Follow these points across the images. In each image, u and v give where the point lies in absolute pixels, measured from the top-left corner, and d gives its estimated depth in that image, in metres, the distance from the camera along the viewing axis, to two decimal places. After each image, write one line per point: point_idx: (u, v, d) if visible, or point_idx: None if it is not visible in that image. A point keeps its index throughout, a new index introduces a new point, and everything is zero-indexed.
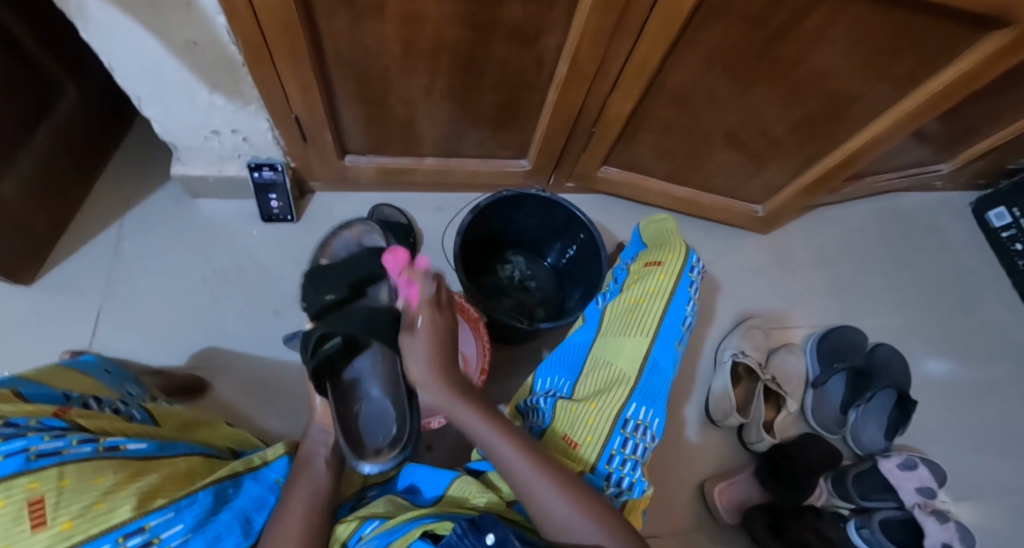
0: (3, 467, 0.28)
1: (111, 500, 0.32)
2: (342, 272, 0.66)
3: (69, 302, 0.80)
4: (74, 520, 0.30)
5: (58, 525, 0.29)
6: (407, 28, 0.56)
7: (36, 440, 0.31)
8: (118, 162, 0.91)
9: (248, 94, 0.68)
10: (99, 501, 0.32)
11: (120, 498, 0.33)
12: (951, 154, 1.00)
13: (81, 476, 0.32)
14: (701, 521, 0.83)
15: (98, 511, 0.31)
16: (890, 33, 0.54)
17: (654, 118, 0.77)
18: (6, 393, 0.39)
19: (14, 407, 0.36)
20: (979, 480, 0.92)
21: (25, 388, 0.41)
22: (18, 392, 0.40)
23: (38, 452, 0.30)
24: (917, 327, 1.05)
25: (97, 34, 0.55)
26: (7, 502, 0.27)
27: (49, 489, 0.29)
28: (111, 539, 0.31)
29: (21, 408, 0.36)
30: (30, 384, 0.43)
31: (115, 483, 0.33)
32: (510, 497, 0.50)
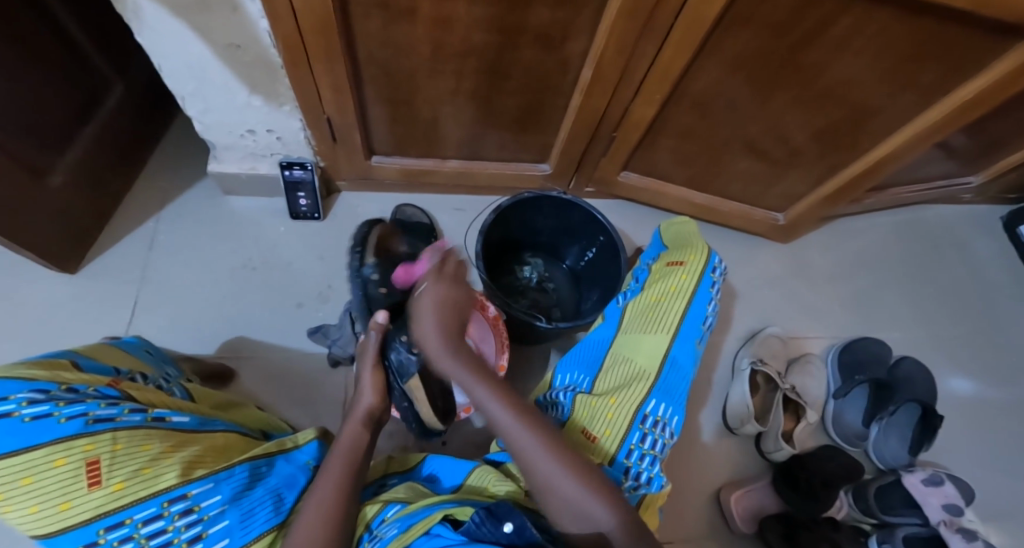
0: (65, 430, 0.32)
1: (159, 466, 0.36)
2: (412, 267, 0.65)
3: (107, 290, 0.83)
4: (125, 482, 0.34)
5: (112, 485, 0.33)
6: (437, 31, 0.58)
7: (94, 406, 0.35)
8: (156, 158, 0.95)
9: (283, 95, 0.70)
10: (147, 466, 0.35)
11: (167, 465, 0.36)
12: (978, 167, 0.99)
13: (132, 442, 0.35)
14: (716, 529, 0.82)
15: (146, 475, 0.35)
16: (916, 41, 0.54)
17: (676, 124, 0.78)
18: (65, 362, 0.42)
19: (74, 375, 0.39)
20: (1007, 501, 0.89)
21: (81, 360, 0.44)
22: (75, 362, 0.43)
23: (94, 417, 0.34)
24: (942, 342, 1.03)
25: (148, 35, 0.59)
26: (67, 460, 0.32)
27: (103, 452, 0.33)
28: (156, 503, 0.34)
29: (79, 377, 0.39)
30: (83, 357, 0.45)
31: (162, 450, 0.37)
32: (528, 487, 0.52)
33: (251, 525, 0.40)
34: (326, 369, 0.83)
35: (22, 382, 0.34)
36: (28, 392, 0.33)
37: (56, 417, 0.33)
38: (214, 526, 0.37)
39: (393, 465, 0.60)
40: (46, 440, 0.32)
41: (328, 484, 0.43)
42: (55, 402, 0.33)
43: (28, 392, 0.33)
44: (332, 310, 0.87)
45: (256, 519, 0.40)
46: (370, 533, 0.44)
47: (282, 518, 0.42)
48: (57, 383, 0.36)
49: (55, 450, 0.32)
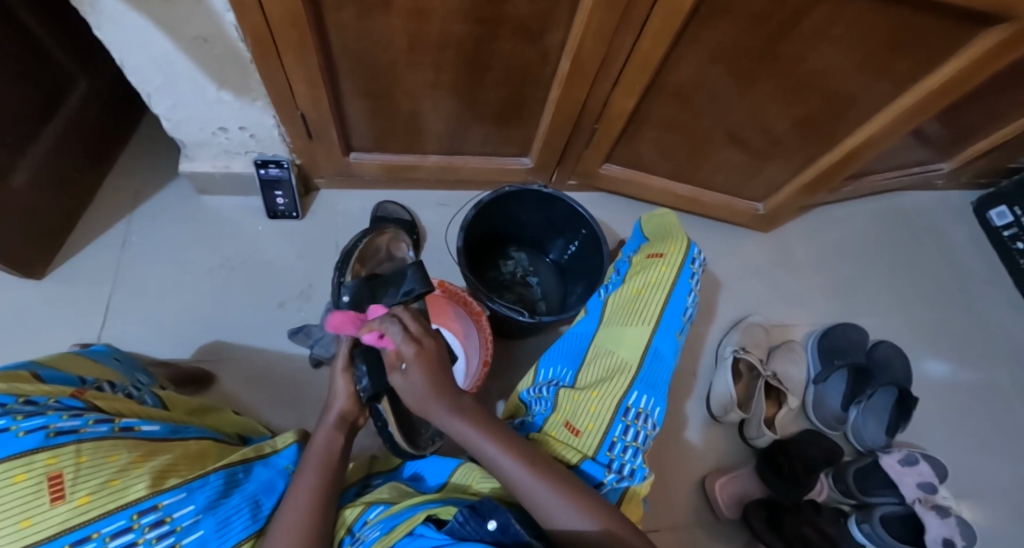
0: (24, 444, 0.31)
1: (127, 478, 0.35)
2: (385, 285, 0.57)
3: (77, 294, 0.81)
4: (91, 496, 0.32)
5: (77, 499, 0.31)
6: (413, 22, 0.57)
7: (55, 419, 0.34)
8: (126, 158, 0.92)
9: (255, 90, 0.69)
10: (114, 478, 0.34)
11: (136, 476, 0.35)
12: (951, 154, 1.01)
13: (97, 454, 0.34)
14: (702, 516, 0.83)
15: (114, 487, 0.33)
16: (888, 30, 0.55)
17: (656, 116, 0.78)
18: (25, 373, 0.41)
19: (34, 386, 0.38)
20: (980, 478, 0.92)
21: (42, 371, 0.43)
22: (36, 373, 0.42)
23: (56, 430, 0.33)
24: (918, 326, 1.05)
25: (109, 29, 0.57)
26: (27, 475, 0.30)
27: (66, 465, 0.32)
28: (125, 515, 0.33)
29: (41, 388, 0.38)
30: (46, 368, 0.44)
31: (130, 461, 0.36)
32: None
33: (227, 534, 0.39)
34: (309, 369, 0.82)
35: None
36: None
37: (14, 430, 0.31)
38: (187, 537, 0.36)
39: (376, 465, 0.61)
40: (3, 455, 0.30)
41: (308, 489, 0.43)
42: (12, 416, 0.32)
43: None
44: (314, 310, 0.85)
45: (232, 527, 0.39)
46: (353, 536, 0.44)
47: (259, 526, 0.42)
48: (14, 396, 0.35)
49: (14, 464, 0.30)
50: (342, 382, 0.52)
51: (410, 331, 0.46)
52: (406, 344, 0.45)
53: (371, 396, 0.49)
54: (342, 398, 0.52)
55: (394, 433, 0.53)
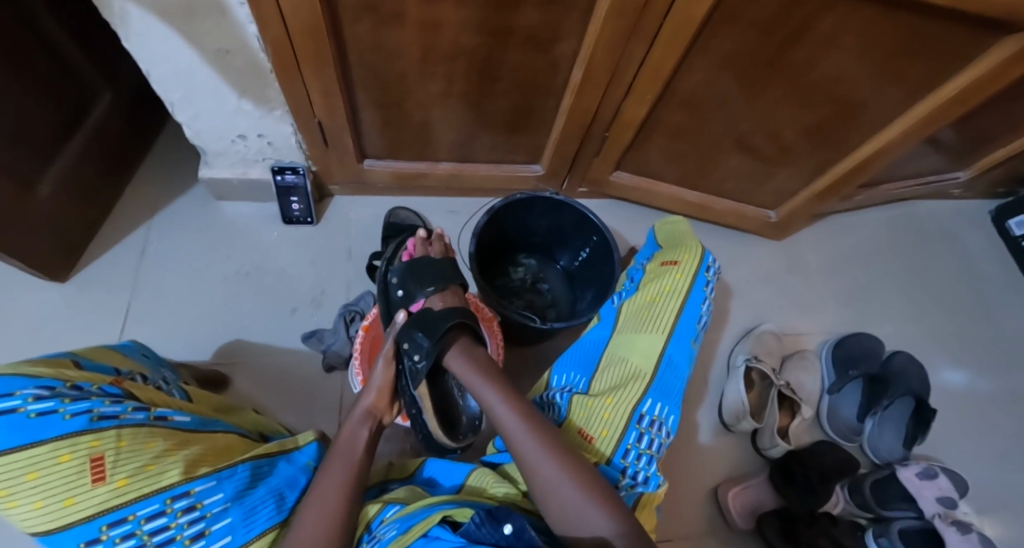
0: (70, 426, 0.35)
1: (162, 463, 0.39)
2: (439, 271, 0.62)
3: (97, 298, 0.82)
4: (128, 479, 0.36)
5: (116, 481, 0.36)
6: (426, 33, 0.58)
7: (98, 404, 0.38)
8: (147, 166, 0.94)
9: (274, 99, 0.70)
10: (151, 463, 0.38)
11: (170, 463, 0.39)
12: (966, 162, 1.00)
13: (136, 440, 0.38)
14: (715, 526, 0.82)
15: (150, 472, 0.37)
16: (901, 39, 0.55)
17: (667, 123, 0.78)
18: (67, 360, 0.44)
19: (77, 372, 0.42)
20: (1001, 493, 0.90)
21: (83, 360, 0.46)
22: (77, 362, 0.45)
23: (99, 414, 0.37)
24: (935, 336, 1.03)
25: (135, 41, 0.58)
26: (71, 456, 0.35)
27: (108, 448, 0.36)
28: (159, 500, 0.37)
29: (83, 374, 0.42)
30: (85, 358, 0.47)
31: (164, 449, 0.40)
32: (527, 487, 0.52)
33: (254, 522, 0.42)
34: (322, 373, 0.82)
35: (29, 379, 0.37)
36: (34, 389, 0.36)
37: (62, 413, 0.35)
38: (216, 523, 0.39)
39: (393, 471, 0.60)
40: (51, 436, 0.34)
41: (319, 500, 0.43)
42: (61, 399, 0.36)
43: (34, 388, 0.36)
44: (327, 314, 0.86)
45: (258, 517, 0.43)
46: (370, 533, 0.45)
47: (284, 516, 0.46)
48: (63, 380, 0.39)
49: (59, 446, 0.34)
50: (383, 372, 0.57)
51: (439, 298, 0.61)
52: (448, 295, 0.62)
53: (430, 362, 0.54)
54: (371, 394, 0.57)
55: (429, 422, 0.56)
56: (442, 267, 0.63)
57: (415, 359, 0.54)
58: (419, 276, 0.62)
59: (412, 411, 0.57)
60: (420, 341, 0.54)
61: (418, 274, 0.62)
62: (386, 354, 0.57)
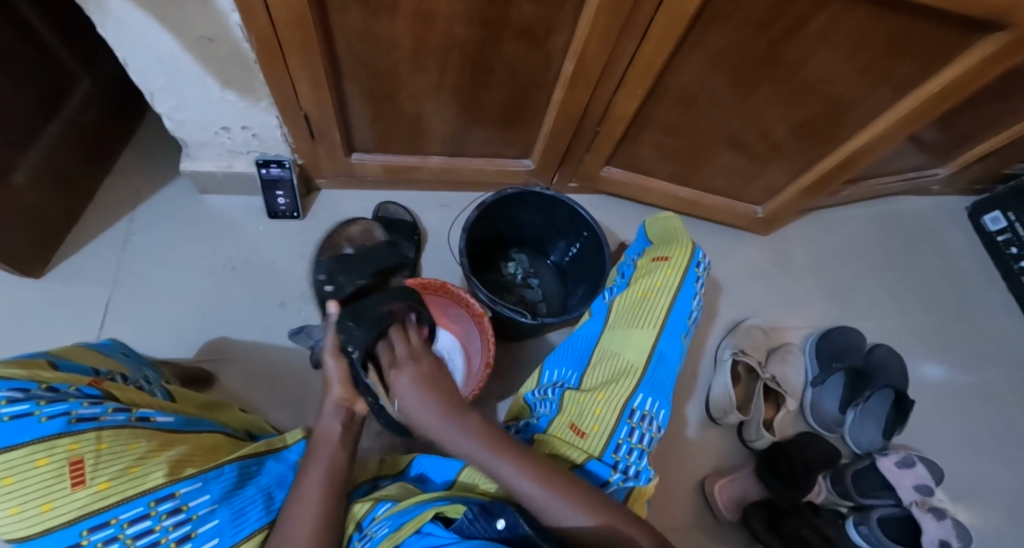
0: (47, 428, 0.34)
1: (145, 465, 0.38)
2: (368, 261, 0.61)
3: (76, 293, 0.80)
4: (111, 481, 0.35)
5: (97, 484, 0.35)
6: (417, 25, 0.57)
7: (77, 405, 0.37)
8: (127, 157, 0.92)
9: (259, 90, 0.68)
10: (134, 465, 0.37)
11: (154, 464, 0.38)
12: (947, 159, 1.02)
13: (118, 441, 0.37)
14: (701, 517, 0.84)
15: (133, 474, 0.37)
16: (887, 38, 0.55)
17: (658, 118, 0.78)
18: (42, 361, 0.43)
19: (54, 373, 0.41)
20: (975, 480, 0.93)
21: (58, 360, 0.45)
22: (53, 362, 0.44)
23: (78, 416, 0.36)
24: (914, 329, 1.06)
25: (113, 29, 0.56)
26: (49, 460, 0.34)
27: (88, 451, 0.35)
28: (143, 502, 0.36)
29: (60, 375, 0.41)
30: (61, 357, 0.46)
31: (148, 450, 0.39)
32: None
33: (243, 524, 0.42)
34: (311, 370, 0.81)
35: (1, 381, 0.36)
36: (7, 392, 0.35)
37: (37, 415, 0.35)
38: (203, 525, 0.39)
39: (384, 468, 0.59)
40: (27, 440, 0.34)
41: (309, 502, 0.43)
42: (36, 401, 0.35)
43: (8, 391, 0.35)
44: (315, 310, 0.85)
45: (247, 517, 0.43)
46: (361, 531, 0.45)
47: (271, 517, 0.45)
48: (38, 382, 0.38)
49: (36, 450, 0.33)
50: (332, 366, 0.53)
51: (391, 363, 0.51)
52: (406, 362, 0.51)
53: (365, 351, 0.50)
54: (336, 388, 0.54)
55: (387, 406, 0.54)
56: (371, 256, 0.62)
57: (349, 350, 0.50)
58: (344, 267, 0.59)
59: (368, 398, 0.54)
60: (354, 335, 0.50)
61: (345, 265, 0.59)
62: (330, 349, 0.53)
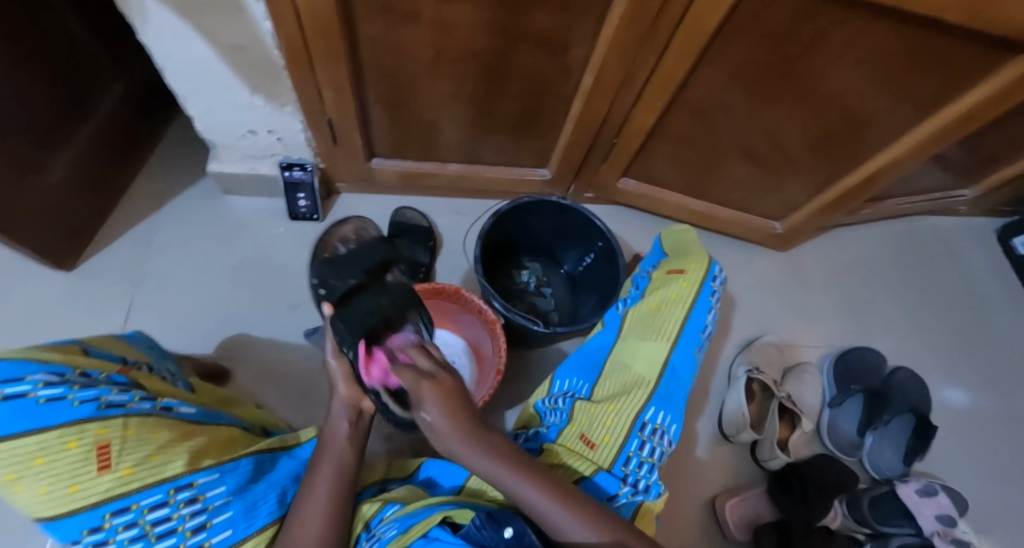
0: (79, 412, 0.35)
1: (166, 454, 0.39)
2: (355, 260, 0.63)
3: (103, 287, 0.83)
4: (133, 468, 0.37)
5: (121, 470, 0.36)
6: (439, 35, 0.58)
7: (106, 392, 0.38)
8: (157, 157, 0.95)
9: (285, 95, 0.71)
10: (156, 453, 0.38)
11: (174, 454, 0.39)
12: (974, 179, 1.00)
13: (142, 429, 0.38)
14: (711, 537, 0.82)
15: (154, 462, 0.38)
16: (913, 56, 0.55)
17: (676, 132, 0.78)
18: (75, 348, 0.44)
19: (85, 359, 0.42)
20: (1001, 513, 0.90)
21: (91, 348, 0.47)
22: (85, 349, 0.45)
23: (107, 402, 0.37)
24: (937, 352, 1.03)
25: (151, 35, 0.59)
26: (79, 443, 0.35)
27: (114, 436, 0.36)
28: (162, 490, 0.38)
29: (91, 362, 0.43)
30: (92, 345, 0.47)
31: (169, 439, 0.40)
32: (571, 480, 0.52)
33: (254, 517, 0.43)
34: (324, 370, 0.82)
35: (39, 364, 0.37)
36: (43, 374, 0.36)
37: (71, 399, 0.35)
38: (218, 516, 0.40)
39: (393, 470, 0.59)
40: (59, 422, 0.34)
41: (313, 507, 0.43)
42: (70, 386, 0.36)
43: (44, 374, 0.36)
44: None
45: (258, 512, 0.44)
46: (369, 532, 0.45)
47: (282, 512, 0.46)
48: (72, 367, 0.39)
49: (67, 432, 0.34)
50: (336, 365, 0.54)
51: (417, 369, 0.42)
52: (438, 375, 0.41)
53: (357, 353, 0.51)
54: (342, 387, 0.54)
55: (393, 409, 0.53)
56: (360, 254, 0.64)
57: (343, 350, 0.51)
58: (335, 269, 0.63)
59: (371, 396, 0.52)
60: (345, 337, 0.52)
61: (336, 267, 0.63)
62: (330, 351, 0.55)
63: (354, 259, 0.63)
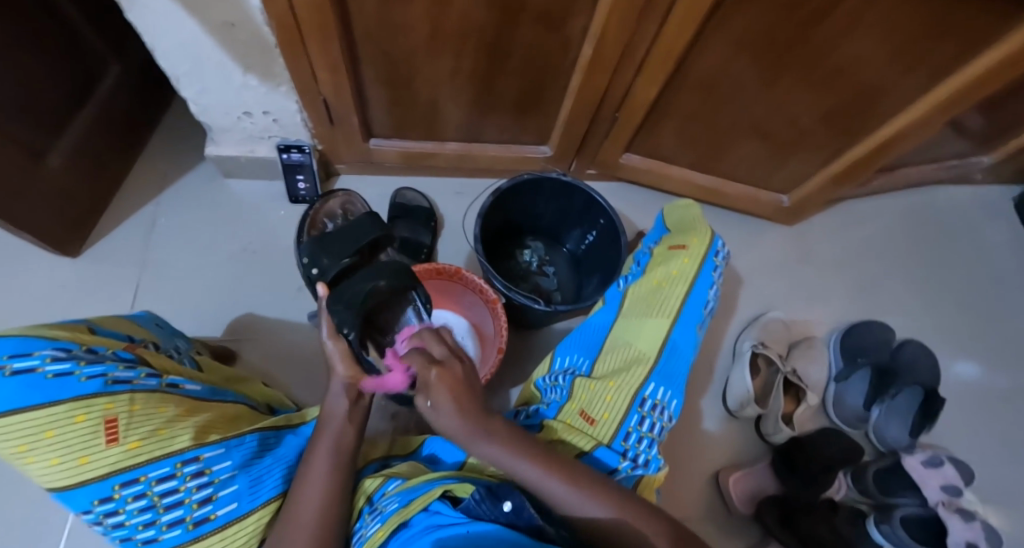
0: (86, 388, 0.36)
1: (173, 428, 0.40)
2: (346, 239, 0.61)
3: (108, 273, 0.83)
4: (141, 441, 0.37)
5: (129, 443, 0.37)
6: (432, 10, 0.56)
7: (113, 368, 0.38)
8: (156, 142, 0.94)
9: (279, 75, 0.69)
10: (162, 427, 0.39)
11: (181, 428, 0.40)
12: (991, 147, 0.96)
13: (149, 404, 0.39)
14: (714, 510, 0.83)
15: (162, 436, 0.39)
16: (926, 18, 0.52)
17: (679, 105, 0.76)
18: (82, 326, 0.45)
19: (92, 336, 0.43)
20: (1008, 486, 0.90)
21: (99, 326, 0.47)
22: (92, 328, 0.46)
23: (114, 378, 0.38)
24: (948, 326, 1.02)
25: (139, 16, 0.58)
26: (87, 417, 0.35)
27: (121, 411, 0.37)
28: (170, 463, 0.38)
29: (98, 339, 0.43)
30: (99, 324, 0.48)
31: (177, 414, 0.41)
32: (577, 452, 0.52)
33: (260, 491, 0.44)
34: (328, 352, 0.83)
35: (46, 340, 0.37)
36: (51, 349, 0.37)
37: (77, 375, 0.36)
38: (224, 489, 0.41)
39: (395, 447, 0.60)
40: (67, 396, 0.35)
41: (314, 489, 0.43)
42: (77, 361, 0.37)
43: (51, 349, 0.37)
44: None
45: (263, 485, 0.44)
46: (371, 505, 0.46)
47: (286, 486, 0.46)
48: (78, 343, 0.40)
49: (75, 406, 0.35)
50: (331, 347, 0.50)
51: (430, 357, 0.42)
52: (450, 360, 0.42)
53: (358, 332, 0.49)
54: (337, 368, 0.50)
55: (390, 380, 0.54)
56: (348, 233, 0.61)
57: (343, 331, 0.49)
58: (326, 248, 0.60)
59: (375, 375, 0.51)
60: (346, 317, 0.48)
61: (326, 245, 0.60)
62: (328, 332, 0.50)
63: (345, 240, 0.60)
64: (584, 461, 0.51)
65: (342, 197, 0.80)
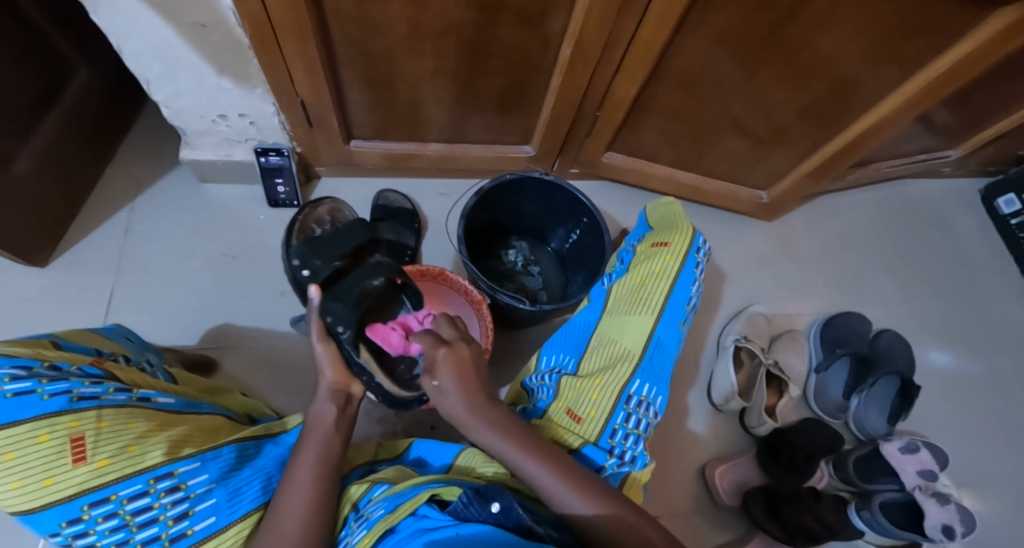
0: (49, 406, 0.35)
1: (144, 444, 0.38)
2: (337, 243, 0.64)
3: (79, 283, 0.81)
4: (110, 459, 0.36)
5: (97, 461, 0.36)
6: (411, 9, 0.56)
7: (78, 384, 0.38)
8: (128, 147, 0.92)
9: (254, 77, 0.68)
10: (133, 444, 0.38)
11: (153, 443, 0.39)
12: (958, 141, 0.99)
13: (117, 420, 0.38)
14: (702, 503, 0.84)
15: (132, 452, 0.37)
16: (895, 14, 0.54)
17: (659, 102, 0.76)
18: (46, 342, 0.44)
19: (56, 352, 0.42)
20: (983, 468, 0.93)
21: (63, 341, 0.46)
22: (56, 343, 0.45)
23: (79, 395, 0.37)
24: (923, 315, 1.05)
25: (107, 16, 0.56)
26: (51, 436, 0.35)
27: (87, 428, 0.36)
28: (141, 480, 0.37)
29: (63, 354, 0.42)
30: (64, 339, 0.46)
31: (147, 429, 0.40)
32: (578, 443, 0.53)
33: (238, 503, 0.43)
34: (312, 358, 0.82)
35: (6, 359, 0.37)
36: (10, 369, 0.36)
37: (39, 393, 0.36)
38: (201, 503, 0.40)
39: (382, 451, 0.59)
40: (29, 416, 0.34)
41: (298, 498, 0.43)
42: (39, 379, 0.36)
43: (11, 369, 0.36)
44: None
45: (243, 498, 0.43)
46: (357, 513, 0.45)
47: (268, 497, 0.45)
48: (41, 360, 0.39)
49: (38, 426, 0.34)
50: (320, 350, 0.54)
51: (441, 337, 0.49)
52: (458, 342, 0.49)
53: (354, 330, 0.54)
54: (326, 370, 0.54)
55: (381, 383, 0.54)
56: (341, 238, 0.65)
57: (338, 329, 0.54)
58: (318, 251, 0.64)
59: (363, 377, 0.55)
60: (342, 313, 0.55)
61: (317, 248, 0.64)
62: (317, 334, 0.54)
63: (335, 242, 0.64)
64: (582, 454, 0.53)
65: (330, 204, 0.79)
